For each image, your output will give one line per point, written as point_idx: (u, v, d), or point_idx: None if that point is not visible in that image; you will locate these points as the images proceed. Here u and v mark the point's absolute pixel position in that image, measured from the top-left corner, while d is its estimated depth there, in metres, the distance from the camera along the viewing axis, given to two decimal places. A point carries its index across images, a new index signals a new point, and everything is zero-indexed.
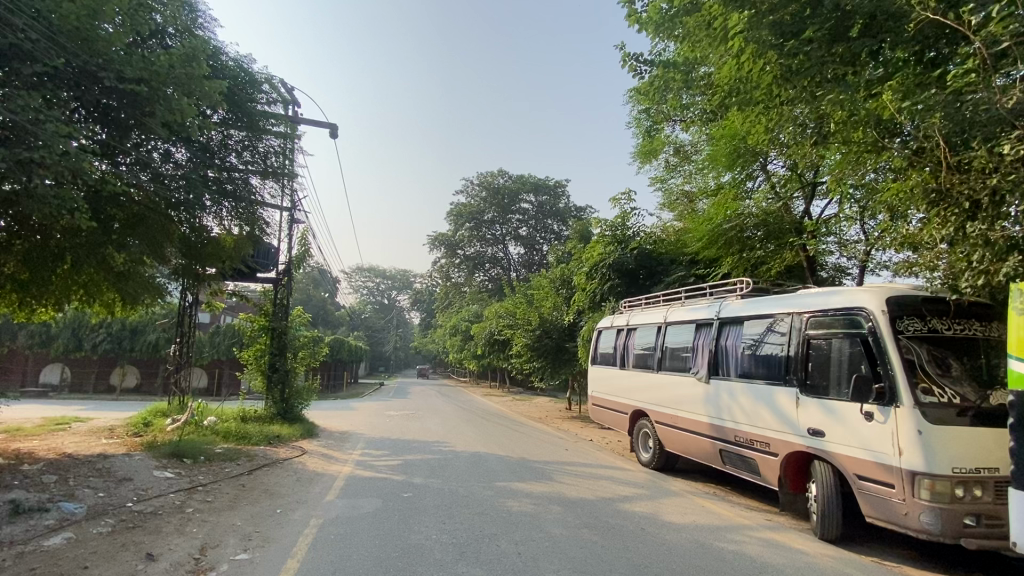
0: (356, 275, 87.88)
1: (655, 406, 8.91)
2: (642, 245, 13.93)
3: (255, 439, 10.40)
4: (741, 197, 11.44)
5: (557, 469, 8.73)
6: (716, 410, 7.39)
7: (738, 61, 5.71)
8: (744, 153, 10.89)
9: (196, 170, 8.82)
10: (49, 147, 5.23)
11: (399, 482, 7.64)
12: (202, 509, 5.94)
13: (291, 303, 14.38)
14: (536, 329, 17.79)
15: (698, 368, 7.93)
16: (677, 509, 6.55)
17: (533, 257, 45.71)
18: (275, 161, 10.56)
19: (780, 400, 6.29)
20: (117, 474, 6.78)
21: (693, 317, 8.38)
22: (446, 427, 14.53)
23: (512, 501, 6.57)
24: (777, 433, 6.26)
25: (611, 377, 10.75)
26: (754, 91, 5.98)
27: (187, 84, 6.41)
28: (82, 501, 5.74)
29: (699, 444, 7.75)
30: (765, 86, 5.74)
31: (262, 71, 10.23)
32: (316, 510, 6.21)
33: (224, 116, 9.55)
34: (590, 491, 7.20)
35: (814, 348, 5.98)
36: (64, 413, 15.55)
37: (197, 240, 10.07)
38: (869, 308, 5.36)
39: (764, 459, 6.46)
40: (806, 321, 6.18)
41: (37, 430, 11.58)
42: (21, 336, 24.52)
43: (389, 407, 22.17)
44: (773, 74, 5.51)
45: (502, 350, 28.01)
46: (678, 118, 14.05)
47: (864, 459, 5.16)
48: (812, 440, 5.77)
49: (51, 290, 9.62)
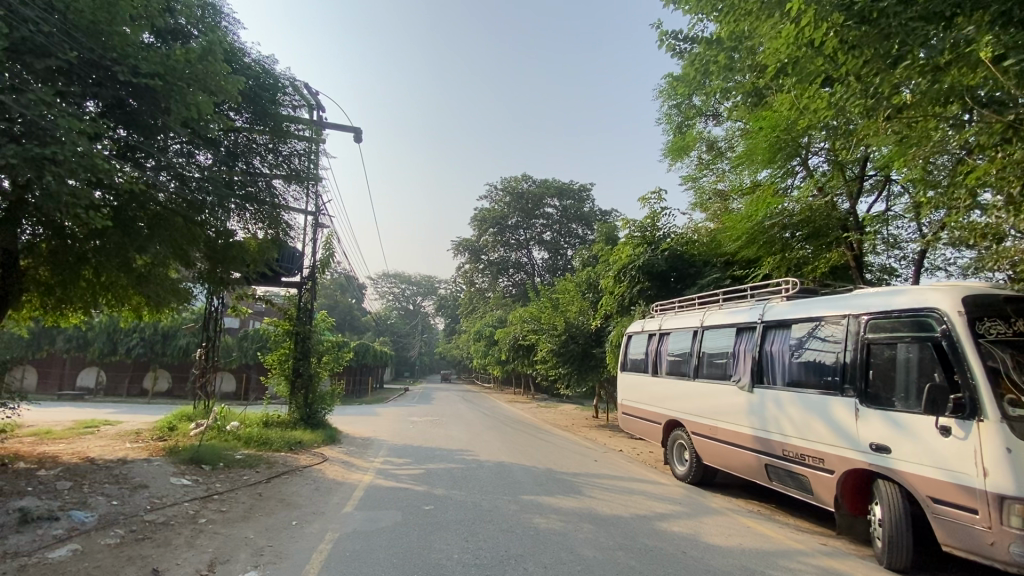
0: (381, 281, 88.68)
1: (692, 416, 8.36)
2: (673, 247, 13.35)
3: (277, 445, 10.21)
4: (781, 193, 10.81)
5: (586, 482, 8.25)
6: (760, 420, 6.83)
7: (792, 34, 5.22)
8: (786, 148, 10.25)
9: (220, 174, 8.73)
10: (63, 143, 5.15)
11: (420, 493, 7.28)
12: (215, 520, 5.68)
13: (315, 307, 14.28)
14: (562, 334, 17.32)
15: (740, 376, 7.37)
16: (719, 530, 6.01)
17: (557, 262, 45.05)
18: (299, 164, 10.44)
19: (835, 412, 5.71)
20: (133, 481, 6.60)
21: (733, 320, 7.83)
22: (470, 435, 14.14)
23: (539, 517, 6.13)
24: (833, 448, 5.67)
25: (643, 385, 10.22)
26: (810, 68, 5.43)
27: (202, 80, 6.27)
28: (94, 510, 5.54)
29: (741, 458, 7.18)
30: (825, 59, 5.24)
31: (285, 75, 10.07)
32: (332, 522, 5.88)
33: (249, 119, 9.42)
34: (624, 507, 6.69)
35: (876, 354, 5.38)
36: (95, 416, 15.76)
37: (222, 245, 10.01)
38: (942, 309, 4.76)
39: (817, 476, 5.87)
40: (864, 324, 5.58)
41: (66, 433, 11.66)
42: (59, 341, 25.15)
43: (413, 413, 21.85)
44: (834, 45, 5.02)
45: (526, 356, 27.55)
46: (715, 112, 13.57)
47: (939, 480, 4.56)
48: (875, 456, 5.18)
49: (80, 292, 9.71)
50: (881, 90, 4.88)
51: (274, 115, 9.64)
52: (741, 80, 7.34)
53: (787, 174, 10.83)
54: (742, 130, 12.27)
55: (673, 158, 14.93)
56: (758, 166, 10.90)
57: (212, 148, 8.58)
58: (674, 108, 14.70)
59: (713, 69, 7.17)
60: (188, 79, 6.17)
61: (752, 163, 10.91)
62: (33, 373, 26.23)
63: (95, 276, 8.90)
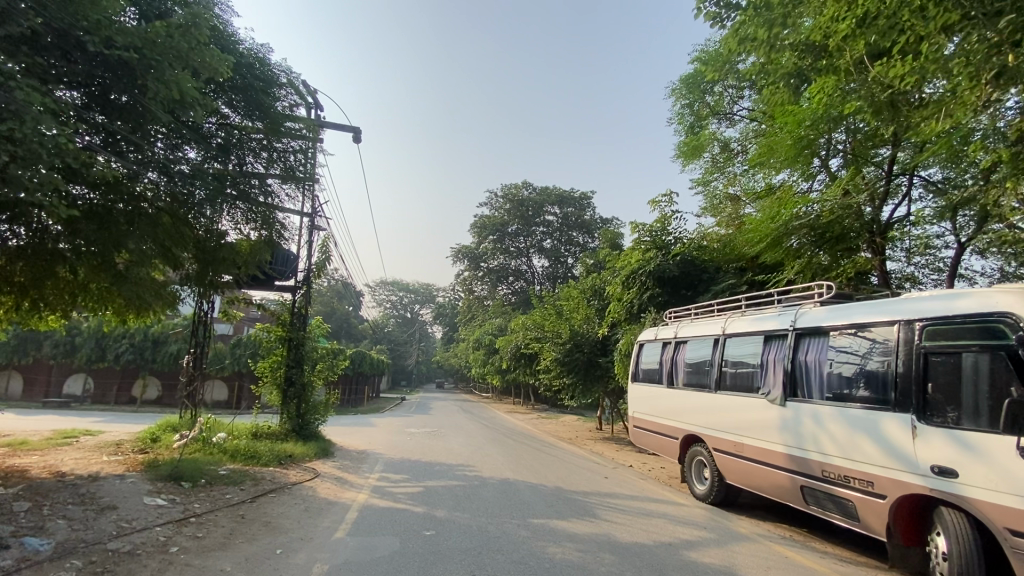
0: (379, 289, 87.91)
1: (713, 430, 7.75)
2: (684, 252, 12.78)
3: (266, 459, 9.53)
4: (801, 194, 10.36)
5: (599, 503, 7.59)
6: (795, 436, 6.22)
7: None
8: (809, 145, 9.76)
9: (211, 171, 8.16)
10: (19, 119, 4.58)
11: (420, 515, 6.63)
12: (189, 548, 5.01)
13: (309, 312, 13.65)
14: (567, 342, 16.70)
15: (769, 388, 6.79)
16: (754, 561, 5.40)
17: (558, 270, 44.54)
18: (295, 161, 9.78)
19: (886, 430, 5.11)
20: (100, 502, 5.92)
21: (759, 328, 7.25)
22: (470, 448, 13.47)
23: (554, 546, 5.50)
24: (883, 470, 5.08)
25: (656, 396, 9.60)
26: (899, 19, 5.24)
27: (184, 57, 5.69)
28: (51, 536, 4.87)
29: (772, 477, 6.57)
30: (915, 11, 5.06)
31: (283, 70, 9.47)
32: (322, 551, 5.22)
33: (243, 114, 8.81)
34: (644, 533, 6.07)
35: (935, 365, 4.79)
36: (75, 425, 15.03)
37: (212, 245, 9.41)
38: (1017, 314, 4.19)
39: (863, 500, 5.28)
40: (919, 332, 5.00)
41: (41, 444, 10.94)
42: (46, 346, 24.37)
43: (410, 424, 21.08)
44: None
45: (528, 365, 26.82)
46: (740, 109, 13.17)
47: (1020, 509, 3.94)
48: (937, 480, 4.59)
49: (57, 292, 9.13)
50: (979, 48, 4.69)
51: (269, 108, 8.98)
52: (772, 63, 6.84)
53: (807, 176, 10.40)
54: (760, 130, 11.79)
55: (684, 160, 14.42)
56: (781, 166, 10.39)
57: (199, 143, 8.02)
58: (687, 107, 14.25)
59: (745, 49, 6.69)
60: (170, 55, 5.62)
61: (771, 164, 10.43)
62: (18, 379, 25.51)
63: (73, 276, 8.35)
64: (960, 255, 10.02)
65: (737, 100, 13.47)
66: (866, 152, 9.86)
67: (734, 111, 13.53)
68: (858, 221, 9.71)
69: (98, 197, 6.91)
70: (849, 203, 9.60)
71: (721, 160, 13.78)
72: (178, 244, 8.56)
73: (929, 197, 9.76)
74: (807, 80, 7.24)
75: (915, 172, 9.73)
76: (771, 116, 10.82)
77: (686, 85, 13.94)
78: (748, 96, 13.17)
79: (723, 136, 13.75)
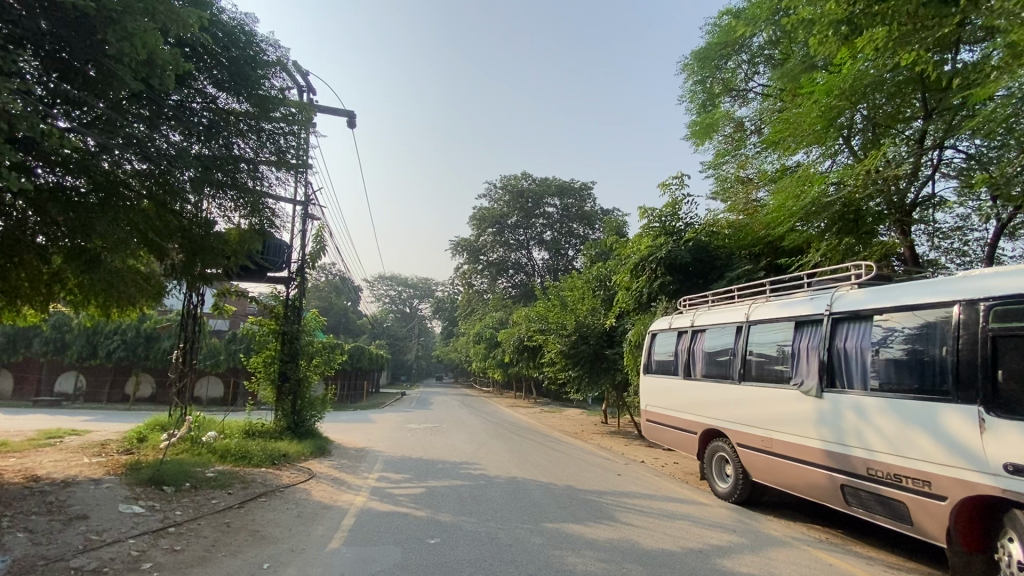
0: (378, 284, 87.26)
1: (738, 425, 7.21)
2: (697, 237, 12.18)
3: (258, 460, 8.94)
4: (822, 173, 9.79)
5: (616, 503, 7.03)
6: (834, 431, 5.68)
7: None
8: (835, 119, 9.12)
9: (193, 153, 7.50)
10: None
11: (423, 520, 6.09)
12: (164, 564, 4.45)
13: (304, 305, 13.07)
14: (572, 334, 16.17)
15: (801, 378, 6.24)
16: (795, 569, 4.86)
17: (558, 263, 43.93)
18: (286, 144, 8.90)
19: (948, 423, 4.55)
20: (69, 511, 5.36)
21: (788, 314, 6.70)
22: (473, 445, 12.93)
23: (571, 555, 4.95)
24: (943, 468, 4.54)
25: (671, 389, 9.04)
26: None
27: (150, 9, 5.13)
28: (7, 553, 4.31)
29: (806, 476, 6.05)
30: None
31: (274, 49, 8.64)
32: (315, 564, 4.67)
33: (228, 92, 7.99)
34: (671, 539, 5.52)
35: (1007, 350, 4.23)
36: (61, 424, 14.41)
37: (199, 234, 8.76)
38: None
39: (918, 501, 4.76)
40: (985, 313, 4.42)
41: (23, 446, 10.37)
42: (36, 343, 23.73)
43: (410, 419, 20.60)
44: None
45: (531, 358, 26.29)
46: (756, 88, 12.56)
47: None
48: (1009, 480, 4.05)
49: (33, 283, 8.58)
50: None
51: (256, 85, 8.12)
52: (823, 7, 6.23)
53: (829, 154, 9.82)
54: (776, 107, 11.21)
55: (697, 141, 13.80)
56: (802, 143, 9.80)
57: (183, 123, 7.37)
58: (698, 85, 13.58)
59: None
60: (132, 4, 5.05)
61: (792, 140, 9.83)
62: (7, 378, 24.92)
63: (47, 265, 7.75)
64: (996, 237, 9.44)
65: (752, 77, 12.83)
66: (894, 124, 9.22)
67: (748, 88, 12.94)
68: (884, 200, 9.12)
69: (74, 181, 6.42)
70: (876, 180, 9.00)
71: (733, 142, 13.18)
72: (160, 230, 7.97)
73: (964, 172, 9.18)
74: (851, 33, 6.58)
75: (946, 146, 8.98)
76: (792, 88, 10.20)
77: (698, 61, 13.28)
78: (764, 72, 12.53)
79: (736, 116, 13.11)
